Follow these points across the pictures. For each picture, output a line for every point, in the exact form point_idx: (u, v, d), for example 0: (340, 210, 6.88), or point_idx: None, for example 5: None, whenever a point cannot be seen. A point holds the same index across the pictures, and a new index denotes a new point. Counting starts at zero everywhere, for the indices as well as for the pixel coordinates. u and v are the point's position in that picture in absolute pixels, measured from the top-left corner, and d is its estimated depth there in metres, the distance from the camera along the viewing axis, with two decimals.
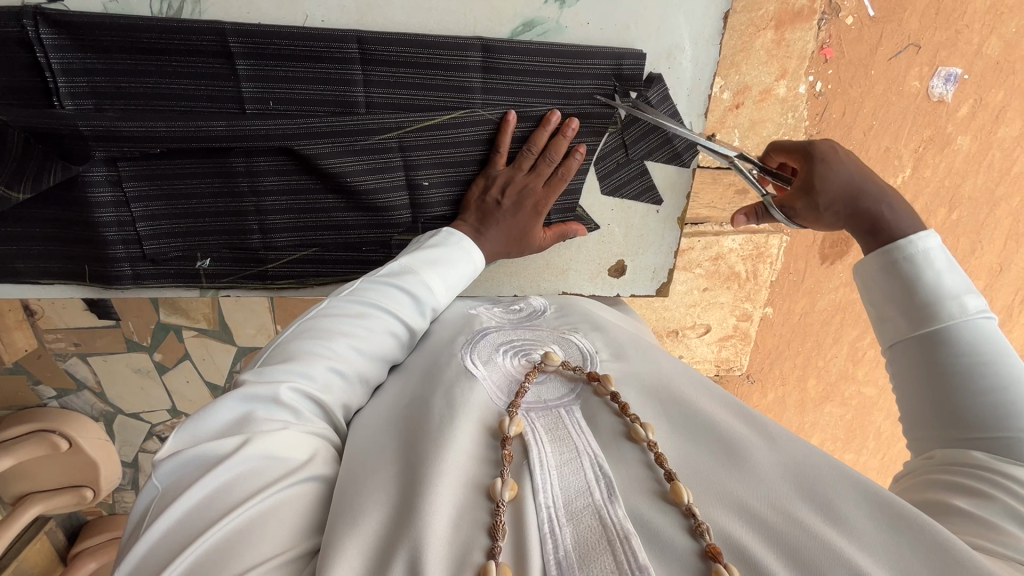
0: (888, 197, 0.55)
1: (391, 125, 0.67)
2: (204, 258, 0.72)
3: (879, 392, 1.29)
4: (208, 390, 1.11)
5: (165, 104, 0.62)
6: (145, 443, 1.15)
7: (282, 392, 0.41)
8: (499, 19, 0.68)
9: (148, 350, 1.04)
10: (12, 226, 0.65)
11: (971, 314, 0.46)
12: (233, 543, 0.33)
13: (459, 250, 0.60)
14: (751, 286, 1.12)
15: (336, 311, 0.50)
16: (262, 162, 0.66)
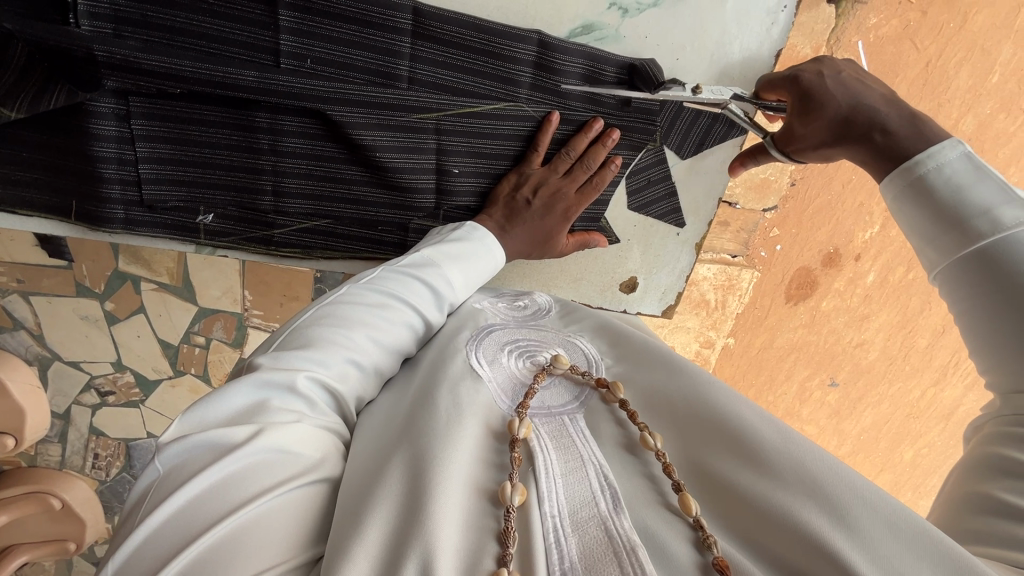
0: (883, 112, 0.55)
1: (431, 105, 0.66)
2: (207, 213, 0.68)
3: (819, 430, 1.35)
4: (160, 347, 1.05)
5: (192, 43, 0.57)
6: (81, 396, 1.07)
7: (299, 381, 0.39)
8: (559, 18, 0.68)
9: (99, 297, 0.97)
10: None
11: (1011, 224, 0.45)
12: (239, 547, 0.30)
13: (482, 249, 0.59)
14: (717, 315, 1.17)
15: (355, 300, 0.48)
16: (288, 122, 0.63)
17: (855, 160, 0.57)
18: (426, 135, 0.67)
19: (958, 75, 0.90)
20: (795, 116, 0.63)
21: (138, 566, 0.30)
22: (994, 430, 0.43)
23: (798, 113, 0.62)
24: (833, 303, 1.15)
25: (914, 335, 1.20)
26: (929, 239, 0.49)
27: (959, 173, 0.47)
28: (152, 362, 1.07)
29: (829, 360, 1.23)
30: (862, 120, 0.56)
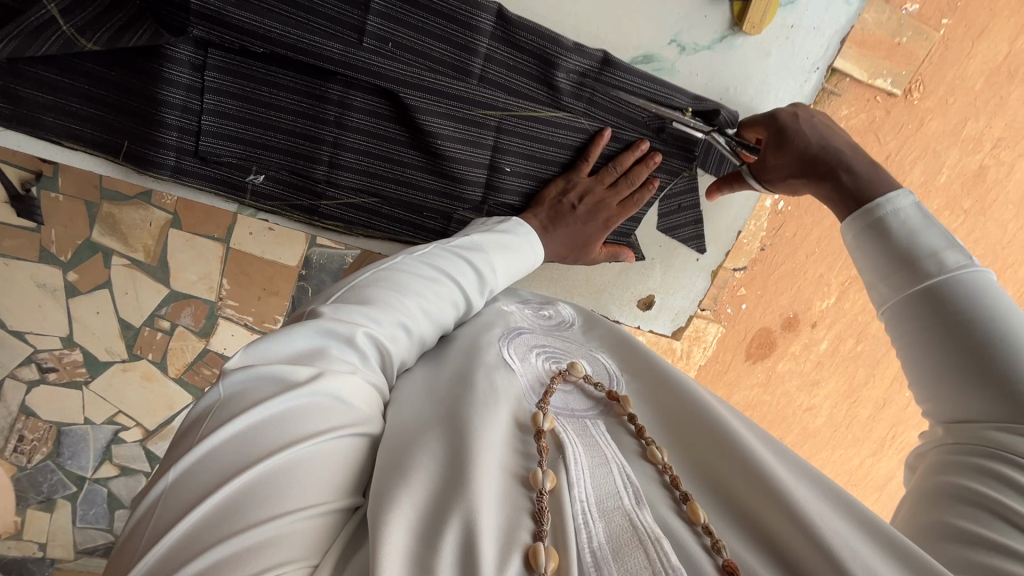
0: (847, 153, 0.66)
1: (494, 105, 0.74)
2: (258, 173, 0.73)
3: None
4: (120, 328, 1.00)
5: (286, 5, 0.61)
6: (19, 369, 1.00)
7: (359, 336, 0.42)
8: (624, 42, 0.78)
9: (63, 266, 0.93)
10: (57, 75, 0.62)
11: (953, 265, 0.53)
12: (290, 479, 0.33)
13: (524, 241, 0.65)
14: (682, 364, 1.20)
15: (411, 269, 0.52)
16: (357, 99, 0.69)
17: (820, 193, 0.67)
18: (482, 130, 0.75)
19: (911, 172, 1.02)
20: (770, 150, 0.75)
21: (195, 478, 0.33)
22: (949, 460, 0.49)
23: (773, 145, 0.75)
24: (788, 365, 1.23)
25: (868, 406, 1.33)
26: (882, 275, 0.57)
27: (911, 217, 0.56)
28: (106, 343, 1.02)
29: (779, 422, 1.31)
30: (828, 156, 0.67)
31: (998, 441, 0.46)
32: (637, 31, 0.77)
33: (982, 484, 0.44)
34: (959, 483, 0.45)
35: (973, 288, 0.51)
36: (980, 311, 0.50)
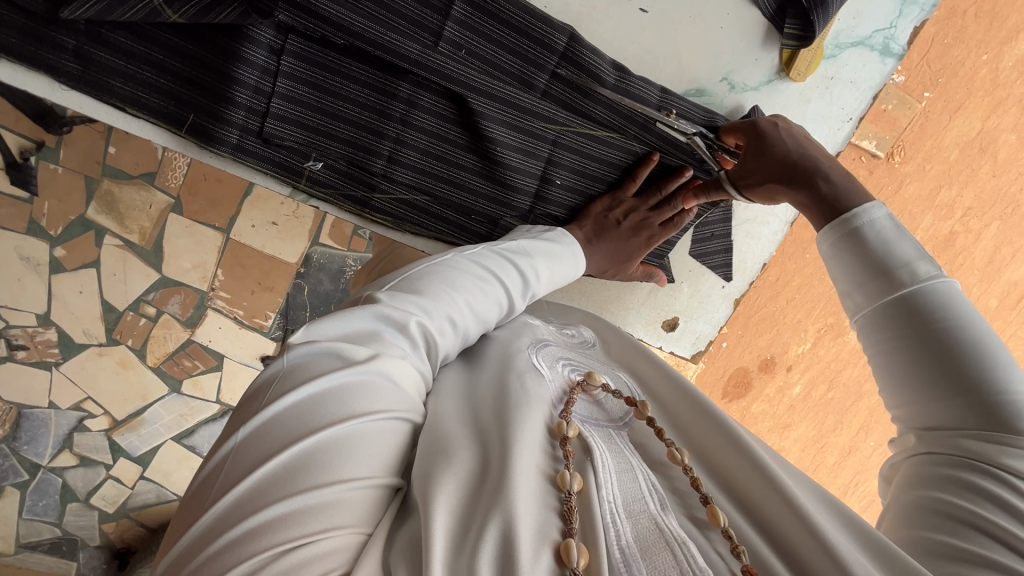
0: (820, 166, 0.93)
1: (542, 118, 1.11)
2: (318, 159, 1.08)
3: None
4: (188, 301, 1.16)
5: (394, 16, 0.95)
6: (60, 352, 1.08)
7: (412, 322, 0.63)
8: (681, 79, 1.18)
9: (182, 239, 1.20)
10: (146, 47, 0.94)
11: (920, 274, 0.76)
12: (339, 451, 0.49)
13: (568, 251, 0.95)
14: None
15: (461, 268, 0.76)
16: (421, 108, 1.06)
17: (800, 201, 0.94)
18: (540, 146, 1.15)
19: None
20: (749, 156, 1.05)
21: (269, 435, 0.50)
22: (926, 470, 0.70)
23: (754, 152, 1.03)
24: (759, 405, 1.71)
25: (825, 443, 1.79)
26: (858, 285, 0.80)
27: (884, 227, 0.80)
28: None
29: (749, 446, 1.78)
30: (805, 166, 0.94)
31: (974, 453, 0.67)
32: (694, 70, 1.18)
33: (959, 496, 0.64)
34: (937, 491, 0.65)
35: (942, 297, 0.74)
36: (945, 318, 0.73)
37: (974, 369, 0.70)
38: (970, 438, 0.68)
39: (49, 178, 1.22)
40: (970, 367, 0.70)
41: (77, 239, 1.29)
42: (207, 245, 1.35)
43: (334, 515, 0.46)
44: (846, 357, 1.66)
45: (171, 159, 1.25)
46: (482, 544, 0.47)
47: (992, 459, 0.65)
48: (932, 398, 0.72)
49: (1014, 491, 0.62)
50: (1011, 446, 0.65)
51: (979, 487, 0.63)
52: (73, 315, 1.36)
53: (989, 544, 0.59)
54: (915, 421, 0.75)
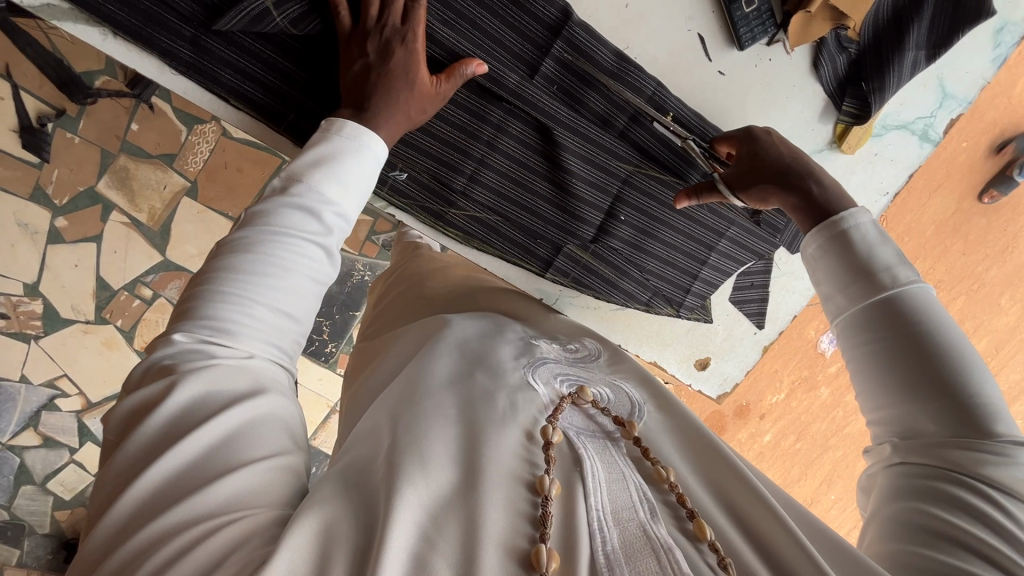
0: (818, 171, 0.78)
1: (626, 161, 0.98)
2: (402, 171, 0.90)
3: None
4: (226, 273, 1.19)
5: (494, 24, 0.85)
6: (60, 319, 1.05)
7: (179, 338, 0.56)
8: (806, 134, 1.01)
9: None
10: (232, 47, 0.77)
11: (899, 279, 0.66)
12: (170, 492, 0.49)
13: (363, 148, 0.67)
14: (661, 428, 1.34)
15: (246, 242, 0.61)
16: (510, 130, 0.92)
17: (792, 205, 0.77)
18: (611, 182, 0.99)
19: None
20: (743, 161, 0.86)
21: (104, 500, 0.51)
22: (903, 481, 0.60)
23: (747, 158, 0.85)
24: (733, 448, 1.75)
25: (790, 490, 1.85)
26: (840, 288, 0.69)
27: (870, 228, 0.69)
28: None
29: None
30: (801, 168, 0.78)
31: (952, 462, 0.58)
32: (805, 137, 1.02)
33: (941, 508, 0.55)
34: (922, 511, 0.55)
35: (921, 303, 0.65)
36: (927, 324, 0.64)
37: (953, 373, 0.61)
38: (950, 447, 0.59)
39: (64, 146, 1.20)
40: (949, 369, 0.61)
41: (83, 211, 1.26)
42: (216, 232, 1.33)
43: (229, 506, 0.48)
44: (816, 411, 1.74)
45: (194, 144, 1.25)
46: (443, 546, 0.50)
47: (972, 470, 0.57)
48: (910, 398, 0.62)
49: (998, 509, 0.54)
50: (987, 453, 0.57)
51: (960, 500, 0.55)
52: (64, 288, 1.31)
53: (977, 562, 0.51)
54: (894, 429, 0.64)
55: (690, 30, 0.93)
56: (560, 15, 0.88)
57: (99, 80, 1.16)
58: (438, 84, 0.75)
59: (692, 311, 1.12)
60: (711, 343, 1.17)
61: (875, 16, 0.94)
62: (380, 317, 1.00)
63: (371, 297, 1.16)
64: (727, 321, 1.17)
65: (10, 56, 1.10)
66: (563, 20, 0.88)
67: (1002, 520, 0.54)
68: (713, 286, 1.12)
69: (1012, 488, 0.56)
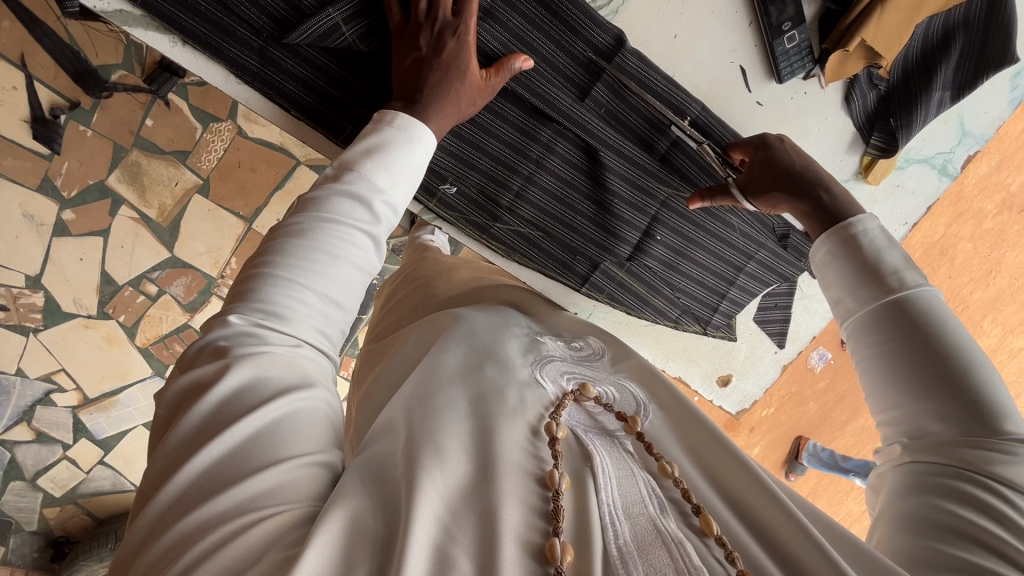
0: (829, 181, 0.80)
1: (664, 181, 1.00)
2: (451, 185, 0.91)
3: None
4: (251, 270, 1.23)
5: (550, 45, 0.86)
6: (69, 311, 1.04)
7: (236, 320, 0.57)
8: (835, 156, 1.04)
9: (247, 220, 1.33)
10: (291, 58, 0.77)
11: (910, 282, 0.69)
12: (219, 472, 0.50)
13: (411, 140, 0.67)
14: None
15: (300, 229, 0.61)
16: (558, 149, 0.93)
17: (804, 214, 0.80)
18: (649, 202, 1.01)
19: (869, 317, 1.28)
20: (756, 169, 0.86)
21: (158, 477, 0.52)
22: (913, 478, 0.62)
23: (760, 165, 0.86)
24: None
25: None
26: (849, 290, 0.72)
27: (879, 233, 0.72)
28: None
29: None
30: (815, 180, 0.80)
31: (965, 461, 0.60)
32: (834, 164, 1.05)
33: (954, 505, 0.57)
34: (935, 505, 0.57)
35: (931, 305, 0.67)
36: (938, 324, 0.66)
37: (963, 372, 0.63)
38: (960, 445, 0.60)
39: (75, 139, 1.19)
40: (958, 368, 0.63)
41: (91, 205, 1.24)
42: (227, 231, 1.33)
43: (265, 499, 0.49)
44: (804, 426, 1.78)
45: (209, 142, 1.24)
46: (462, 539, 0.51)
47: (983, 467, 0.59)
48: (919, 398, 0.64)
49: (1013, 509, 0.56)
50: (996, 451, 0.59)
51: (972, 498, 0.57)
52: (67, 282, 1.29)
53: (993, 559, 0.52)
54: (902, 428, 0.66)
55: (733, 63, 0.95)
56: (613, 42, 0.88)
57: (115, 74, 1.15)
58: (487, 77, 0.75)
59: (719, 330, 1.15)
60: (733, 355, 1.25)
61: (906, 57, 0.99)
62: (390, 319, 1.01)
63: (377, 301, 1.17)
64: (749, 341, 1.24)
65: (25, 45, 1.09)
66: (615, 47, 0.88)
67: (1017, 518, 0.55)
68: (740, 306, 1.14)
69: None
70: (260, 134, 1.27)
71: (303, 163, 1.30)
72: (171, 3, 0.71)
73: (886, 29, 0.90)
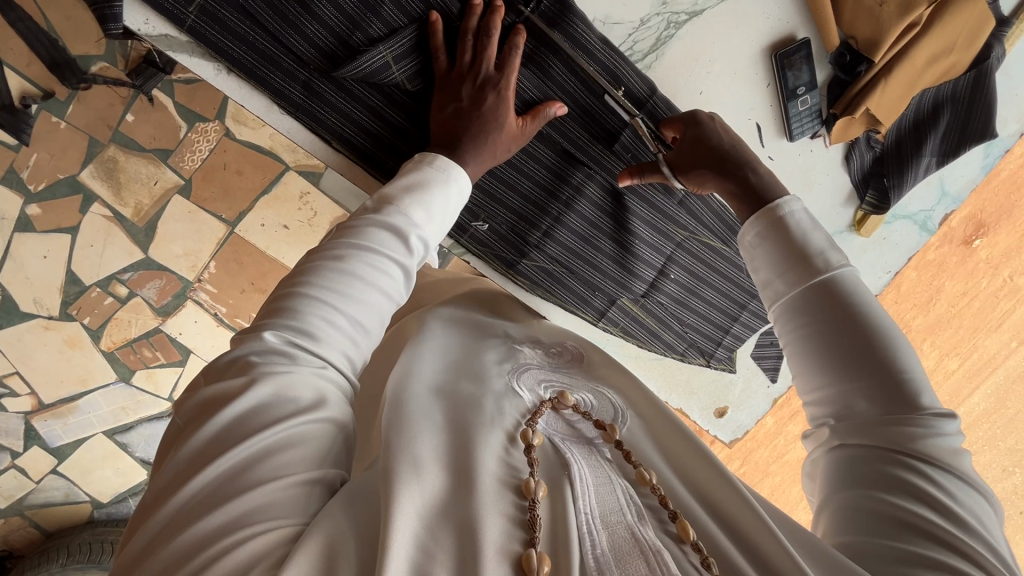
0: (752, 158, 0.83)
1: (681, 225, 1.10)
2: (484, 222, 0.99)
3: None
4: None
5: (587, 97, 0.95)
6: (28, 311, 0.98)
7: (269, 337, 0.57)
8: (832, 203, 1.13)
9: (228, 225, 1.28)
10: (331, 90, 0.83)
11: (832, 263, 0.71)
12: (225, 488, 0.49)
13: (451, 182, 0.71)
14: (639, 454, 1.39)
15: (338, 256, 0.62)
16: (587, 193, 1.02)
17: (728, 190, 0.82)
18: (665, 244, 1.11)
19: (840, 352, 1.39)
20: (687, 145, 0.88)
21: (164, 487, 0.51)
22: (848, 465, 0.64)
23: (690, 142, 0.88)
24: None
25: None
26: (777, 275, 0.73)
27: (801, 217, 0.74)
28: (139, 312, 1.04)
29: None
30: (741, 160, 0.82)
31: (893, 440, 0.62)
32: (828, 217, 1.14)
33: (892, 494, 0.59)
34: (875, 497, 0.60)
35: (850, 286, 0.69)
36: (858, 303, 0.68)
37: (884, 348, 0.66)
38: (889, 425, 0.63)
39: (47, 130, 1.11)
40: (880, 347, 0.66)
41: (60, 200, 1.17)
42: (206, 234, 1.28)
43: (259, 514, 0.48)
44: (760, 437, 1.84)
45: (193, 141, 1.19)
46: (441, 556, 0.51)
47: (909, 446, 0.61)
48: (844, 380, 0.66)
49: (936, 487, 0.59)
50: (915, 427, 0.62)
51: (903, 482, 0.60)
52: (28, 280, 1.22)
53: (934, 548, 0.55)
54: (828, 410, 0.68)
55: (750, 120, 1.02)
56: (644, 93, 0.95)
57: (95, 65, 1.06)
58: (523, 124, 0.84)
59: (722, 363, 1.23)
60: (728, 388, 1.27)
61: (900, 122, 1.08)
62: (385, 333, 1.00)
63: None
64: (746, 377, 1.27)
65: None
66: (647, 94, 0.95)
67: (945, 499, 0.58)
68: (741, 340, 1.22)
69: (946, 460, 0.61)
70: (249, 135, 1.22)
71: (292, 168, 1.25)
72: (218, 32, 0.76)
73: (886, 100, 1.00)
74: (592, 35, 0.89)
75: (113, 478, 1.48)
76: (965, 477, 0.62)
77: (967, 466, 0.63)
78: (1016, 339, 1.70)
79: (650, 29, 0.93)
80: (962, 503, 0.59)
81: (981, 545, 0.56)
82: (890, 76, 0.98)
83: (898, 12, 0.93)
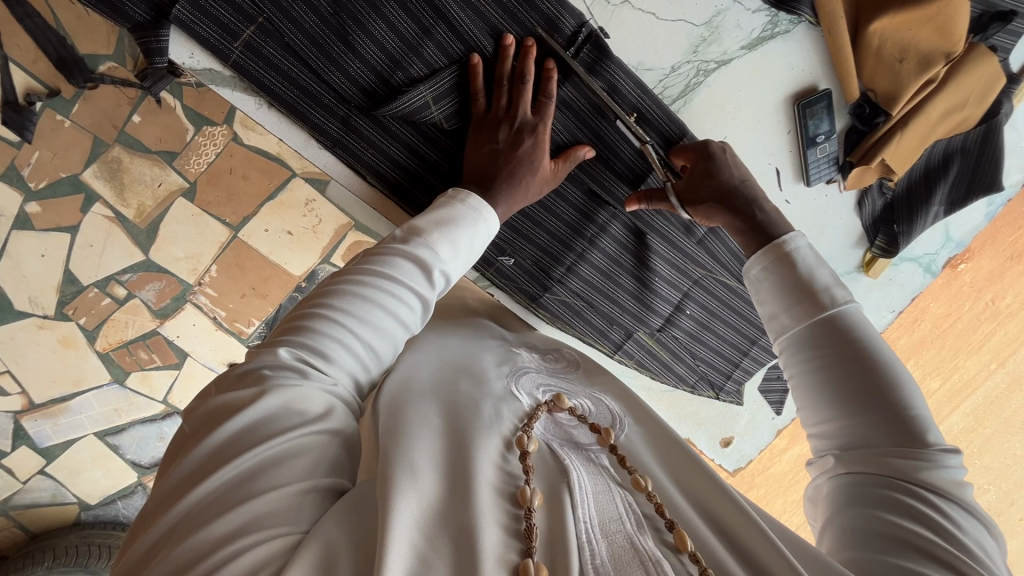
0: (758, 195, 0.89)
1: (700, 264, 1.20)
2: (512, 258, 1.07)
3: None
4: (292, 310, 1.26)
5: (610, 131, 1.02)
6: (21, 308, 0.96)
7: (284, 353, 0.57)
8: (841, 244, 1.27)
9: (232, 230, 1.25)
10: (370, 126, 0.92)
11: (838, 300, 0.74)
12: (226, 495, 0.48)
13: (480, 221, 0.74)
14: None
15: (359, 281, 0.62)
16: (612, 233, 1.12)
17: (735, 226, 0.88)
18: (682, 281, 1.21)
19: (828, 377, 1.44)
20: (697, 176, 0.95)
21: (167, 495, 0.50)
22: (850, 488, 0.65)
23: (700, 173, 0.94)
24: None
25: None
26: (785, 308, 0.76)
27: (808, 253, 0.78)
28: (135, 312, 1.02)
29: None
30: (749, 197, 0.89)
31: (895, 469, 0.63)
32: (834, 258, 1.28)
33: (896, 515, 0.60)
34: (879, 518, 0.60)
35: (858, 323, 0.72)
36: (866, 340, 0.70)
37: (889, 385, 0.67)
38: (892, 455, 0.64)
39: (51, 129, 1.05)
40: (883, 381, 0.68)
41: (61, 199, 1.13)
42: (210, 238, 1.25)
43: (260, 522, 0.47)
44: None
45: (200, 145, 1.13)
46: (440, 565, 0.49)
47: (912, 475, 0.62)
48: (846, 415, 0.68)
49: (944, 516, 0.60)
50: (921, 460, 0.63)
51: (909, 506, 0.60)
52: (24, 278, 1.19)
53: (930, 565, 0.56)
54: (836, 441, 0.69)
55: (769, 164, 1.13)
56: (669, 136, 1.04)
57: (103, 65, 0.99)
58: (556, 168, 0.94)
59: (729, 395, 1.35)
60: (731, 416, 1.41)
61: (910, 174, 1.20)
62: None
63: None
64: (749, 410, 1.42)
65: (3, 24, 0.93)
66: (677, 136, 1.04)
67: (947, 523, 0.59)
68: (749, 374, 1.35)
69: (947, 489, 0.62)
70: (257, 142, 1.16)
71: (298, 175, 1.20)
72: (262, 69, 0.85)
73: (900, 151, 1.11)
74: (626, 80, 0.98)
75: (102, 480, 1.50)
76: (969, 510, 0.62)
77: (969, 498, 0.64)
78: (997, 361, 1.71)
79: (681, 75, 1.02)
80: (968, 532, 0.59)
81: (984, 571, 0.56)
82: (905, 129, 1.08)
83: (916, 70, 1.02)
